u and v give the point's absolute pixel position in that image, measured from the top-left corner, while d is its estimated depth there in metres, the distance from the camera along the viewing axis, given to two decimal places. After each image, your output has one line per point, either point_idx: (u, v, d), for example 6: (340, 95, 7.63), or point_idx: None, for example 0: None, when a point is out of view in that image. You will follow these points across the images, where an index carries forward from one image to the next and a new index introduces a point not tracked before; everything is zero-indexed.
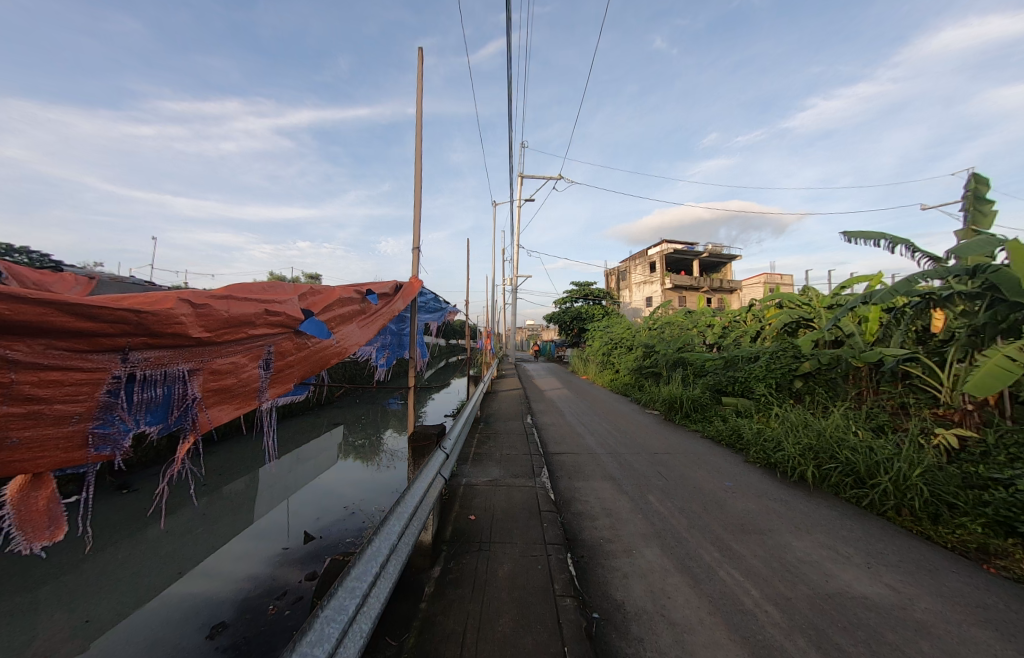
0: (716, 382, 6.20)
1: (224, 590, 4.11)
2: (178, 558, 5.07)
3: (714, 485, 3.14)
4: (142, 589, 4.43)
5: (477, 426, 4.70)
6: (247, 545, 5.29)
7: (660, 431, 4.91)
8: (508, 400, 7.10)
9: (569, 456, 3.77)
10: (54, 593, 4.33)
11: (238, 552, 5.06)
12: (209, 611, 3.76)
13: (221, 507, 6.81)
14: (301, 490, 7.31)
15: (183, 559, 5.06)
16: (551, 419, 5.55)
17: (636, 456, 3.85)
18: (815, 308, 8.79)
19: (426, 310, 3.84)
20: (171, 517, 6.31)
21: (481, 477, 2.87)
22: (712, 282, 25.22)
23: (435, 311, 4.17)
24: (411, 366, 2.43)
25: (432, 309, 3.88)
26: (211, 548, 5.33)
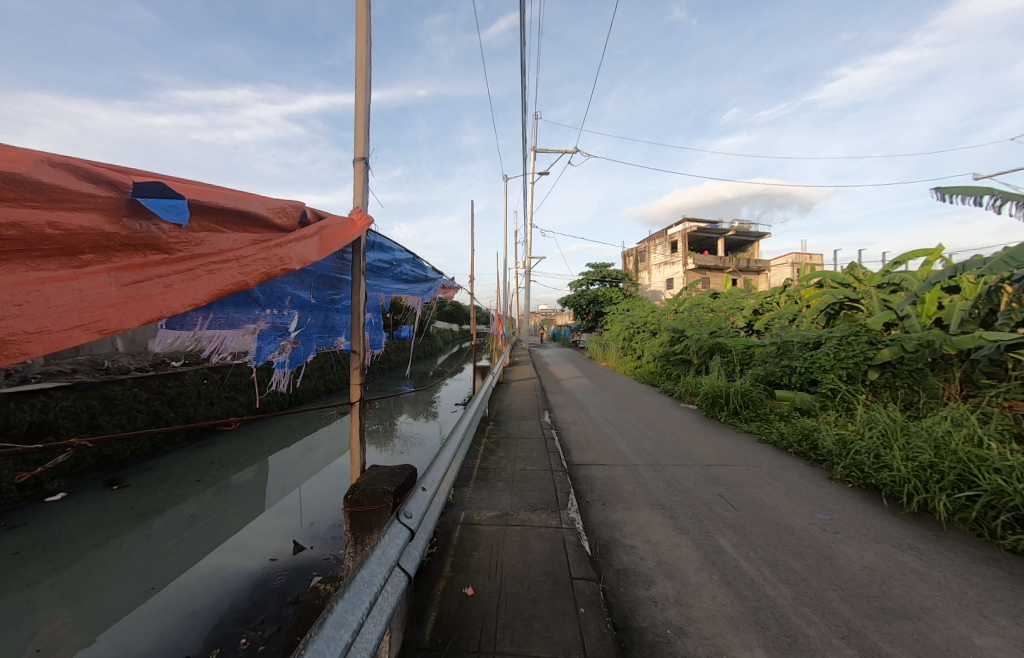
0: (766, 372, 5.22)
1: (200, 612, 3.33)
2: (167, 560, 4.44)
3: (805, 521, 2.28)
4: (114, 607, 3.58)
5: (484, 427, 3.93)
6: (244, 542, 4.62)
7: (708, 434, 4.05)
8: (523, 392, 6.35)
9: (600, 472, 2.98)
10: (32, 599, 3.85)
11: (228, 553, 4.37)
12: (202, 611, 3.34)
13: (222, 501, 6.28)
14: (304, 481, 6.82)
15: (170, 564, 4.33)
16: (572, 417, 4.74)
17: (687, 472, 3.02)
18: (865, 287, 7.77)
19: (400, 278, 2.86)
20: (166, 514, 5.80)
21: (486, 510, 2.12)
22: (739, 263, 23.68)
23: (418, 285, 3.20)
24: (359, 361, 1.65)
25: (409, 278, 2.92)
26: (206, 548, 4.63)
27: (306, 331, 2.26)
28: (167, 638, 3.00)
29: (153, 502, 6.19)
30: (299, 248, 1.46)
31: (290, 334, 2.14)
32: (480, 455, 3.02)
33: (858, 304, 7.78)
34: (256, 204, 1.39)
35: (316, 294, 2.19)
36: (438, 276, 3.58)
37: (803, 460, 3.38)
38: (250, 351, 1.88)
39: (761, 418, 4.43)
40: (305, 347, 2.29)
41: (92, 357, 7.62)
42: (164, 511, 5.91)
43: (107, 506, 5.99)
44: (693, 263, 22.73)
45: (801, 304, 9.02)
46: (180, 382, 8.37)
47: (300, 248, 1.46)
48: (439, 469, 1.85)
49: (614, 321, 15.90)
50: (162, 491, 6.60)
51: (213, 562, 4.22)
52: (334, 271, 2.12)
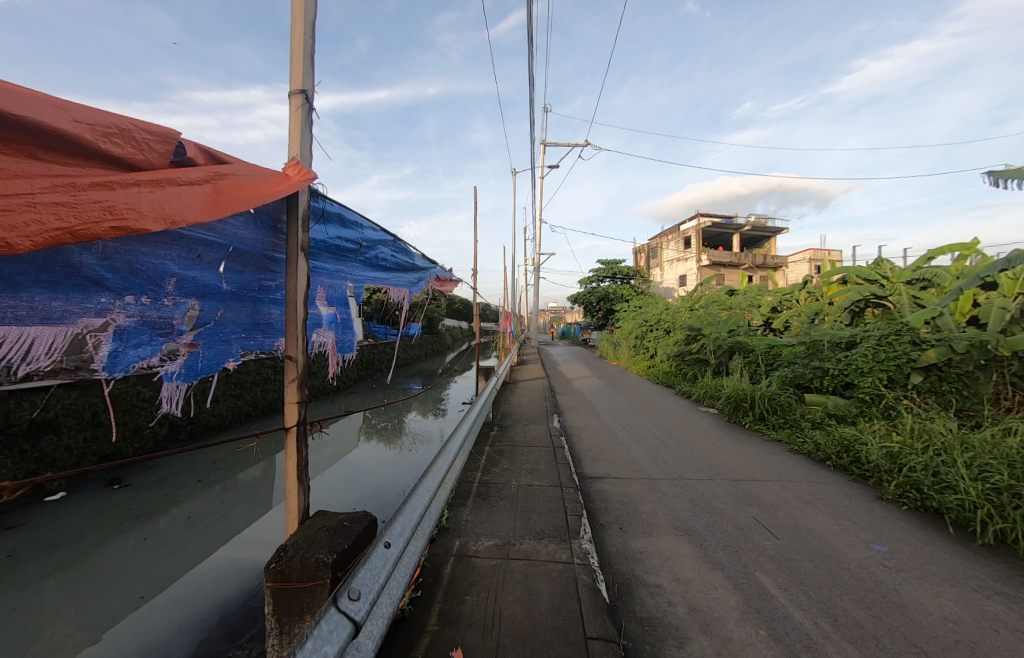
0: (794, 374, 4.79)
1: (207, 603, 3.13)
2: (162, 558, 4.27)
3: (860, 555, 1.93)
4: (109, 608, 3.33)
5: (488, 433, 3.64)
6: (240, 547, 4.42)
7: (733, 443, 3.69)
8: (530, 394, 6.06)
9: (614, 488, 2.65)
10: (32, 596, 3.74)
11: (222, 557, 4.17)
12: (215, 601, 3.15)
13: (231, 498, 6.16)
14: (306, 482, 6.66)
15: (168, 564, 4.10)
16: (583, 422, 4.39)
17: (713, 488, 2.69)
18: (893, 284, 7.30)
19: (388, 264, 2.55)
20: (168, 513, 5.66)
21: (484, 538, 1.82)
22: (755, 259, 22.93)
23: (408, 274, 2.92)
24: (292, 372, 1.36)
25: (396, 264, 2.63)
26: (207, 547, 4.44)
27: (217, 329, 1.40)
28: (163, 637, 2.75)
29: (155, 501, 6.09)
30: (153, 193, 0.92)
31: (182, 334, 1.28)
32: (481, 467, 2.71)
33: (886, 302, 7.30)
34: (54, 114, 0.86)
35: (228, 275, 1.36)
36: (428, 266, 3.28)
37: (845, 475, 2.99)
38: (94, 359, 1.05)
39: (792, 426, 4.01)
40: (218, 353, 1.42)
41: None
42: (167, 510, 5.79)
43: (108, 505, 5.90)
44: (707, 259, 22.06)
45: (821, 301, 8.56)
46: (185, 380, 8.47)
47: (157, 193, 0.92)
48: (423, 497, 1.53)
49: (626, 319, 15.49)
50: (165, 490, 6.50)
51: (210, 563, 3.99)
52: (265, 246, 1.44)
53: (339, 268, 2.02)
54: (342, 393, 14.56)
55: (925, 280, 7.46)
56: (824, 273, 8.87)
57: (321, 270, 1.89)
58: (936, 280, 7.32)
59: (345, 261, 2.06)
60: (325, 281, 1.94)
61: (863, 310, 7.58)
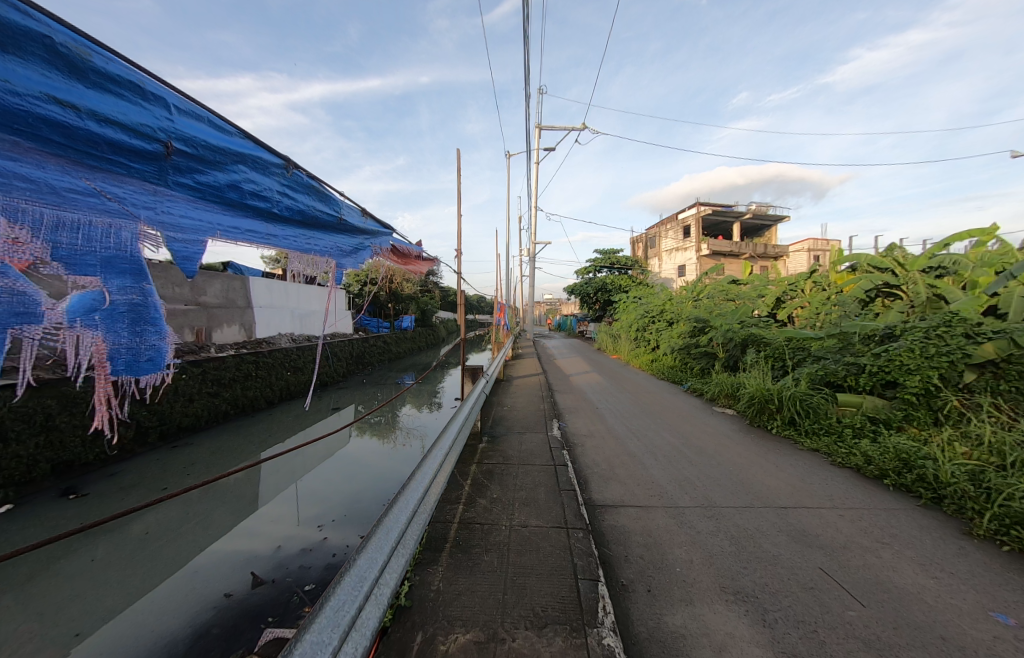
0: (824, 371, 4.26)
1: None
2: (111, 575, 3.69)
3: (987, 633, 1.39)
4: (42, 638, 2.82)
5: (478, 444, 3.08)
6: (206, 568, 3.80)
7: (765, 456, 3.14)
8: (527, 393, 5.52)
9: (631, 521, 2.10)
10: None
11: (185, 581, 3.57)
12: None
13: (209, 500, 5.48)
14: (283, 482, 6.09)
15: (121, 593, 3.41)
16: (587, 428, 3.82)
17: (755, 520, 2.15)
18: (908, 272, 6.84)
19: (243, 184, 1.99)
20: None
21: (457, 627, 1.23)
22: (756, 248, 22.44)
23: (296, 210, 2.38)
24: None
25: (256, 184, 2.04)
26: (169, 566, 3.83)
27: None
28: None
29: (111, 512, 5.46)
30: None
31: None
32: (466, 498, 2.13)
33: (899, 291, 6.86)
34: None
35: None
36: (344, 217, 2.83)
37: (911, 498, 2.46)
38: None
39: (831, 433, 3.48)
40: None
41: None
42: None
43: (57, 516, 5.28)
44: (707, 249, 21.52)
45: (828, 291, 8.07)
46: (154, 378, 8.01)
47: None
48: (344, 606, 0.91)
49: (625, 310, 14.99)
50: (121, 498, 5.87)
51: (170, 592, 3.42)
52: None
53: (121, 181, 1.56)
54: (329, 389, 13.96)
55: (941, 268, 6.91)
56: (834, 261, 8.38)
57: (33, 177, 1.34)
58: (954, 268, 6.77)
59: (144, 171, 1.60)
60: (56, 203, 1.43)
61: (874, 300, 7.15)
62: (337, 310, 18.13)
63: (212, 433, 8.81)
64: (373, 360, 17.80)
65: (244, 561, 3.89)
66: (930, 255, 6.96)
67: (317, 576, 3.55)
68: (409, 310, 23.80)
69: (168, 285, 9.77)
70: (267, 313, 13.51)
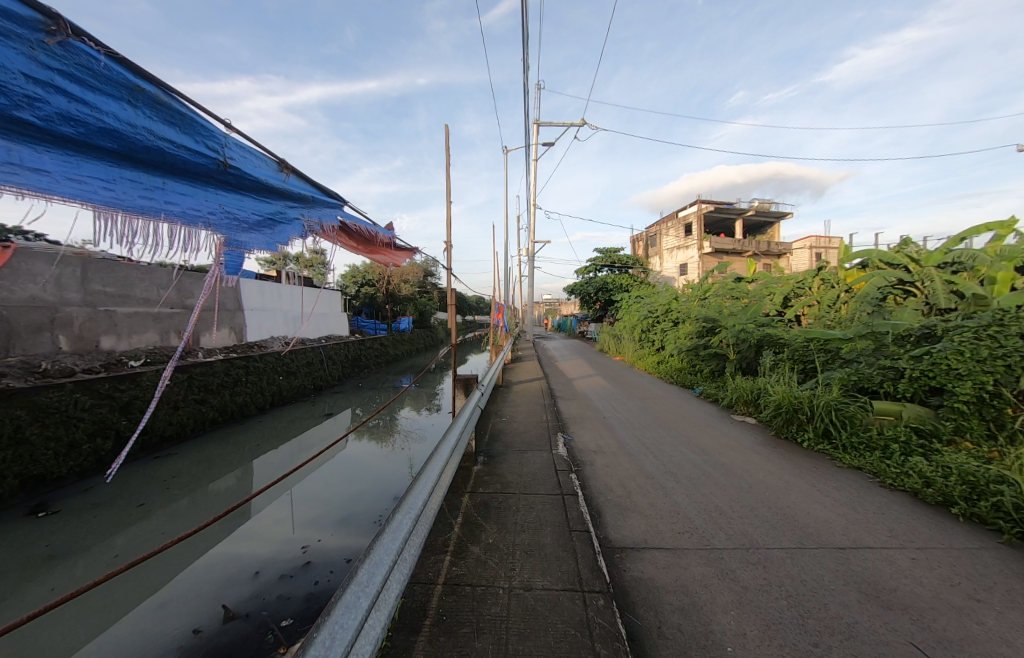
0: (856, 376, 3.85)
1: None
2: (66, 606, 3.21)
3: None
4: None
5: (473, 467, 2.66)
6: (179, 595, 3.32)
7: (805, 478, 2.72)
8: (528, 401, 5.11)
9: (658, 572, 1.68)
10: None
11: (153, 613, 3.09)
12: None
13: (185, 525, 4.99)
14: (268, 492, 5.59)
15: (73, 625, 2.96)
16: (595, 443, 3.41)
17: (812, 571, 1.74)
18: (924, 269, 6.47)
19: None
20: (102, 546, 4.63)
21: None
22: (759, 246, 22.04)
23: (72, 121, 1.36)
24: None
25: None
26: (134, 593, 3.37)
27: None
28: None
29: (79, 532, 4.99)
30: None
31: None
32: (454, 547, 1.71)
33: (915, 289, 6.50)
34: None
35: None
36: (229, 166, 1.95)
37: (992, 533, 2.05)
38: None
39: (874, 449, 3.07)
40: None
41: (28, 357, 6.66)
42: (95, 544, 4.70)
43: (18, 537, 4.79)
44: (709, 247, 21.13)
45: (839, 288, 7.69)
46: (135, 386, 7.58)
47: None
48: None
49: (627, 310, 14.59)
50: (93, 516, 5.40)
51: (127, 625, 2.94)
52: None
53: None
54: (323, 394, 13.53)
55: (958, 264, 6.51)
56: (842, 258, 8.02)
57: None
58: (971, 263, 6.37)
59: None
60: None
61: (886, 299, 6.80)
62: (332, 312, 17.69)
63: (196, 443, 8.36)
64: (369, 362, 17.41)
65: (218, 588, 3.40)
66: (944, 250, 6.60)
67: (297, 609, 3.04)
68: (406, 312, 23.36)
69: (153, 287, 9.37)
70: (258, 316, 13.10)
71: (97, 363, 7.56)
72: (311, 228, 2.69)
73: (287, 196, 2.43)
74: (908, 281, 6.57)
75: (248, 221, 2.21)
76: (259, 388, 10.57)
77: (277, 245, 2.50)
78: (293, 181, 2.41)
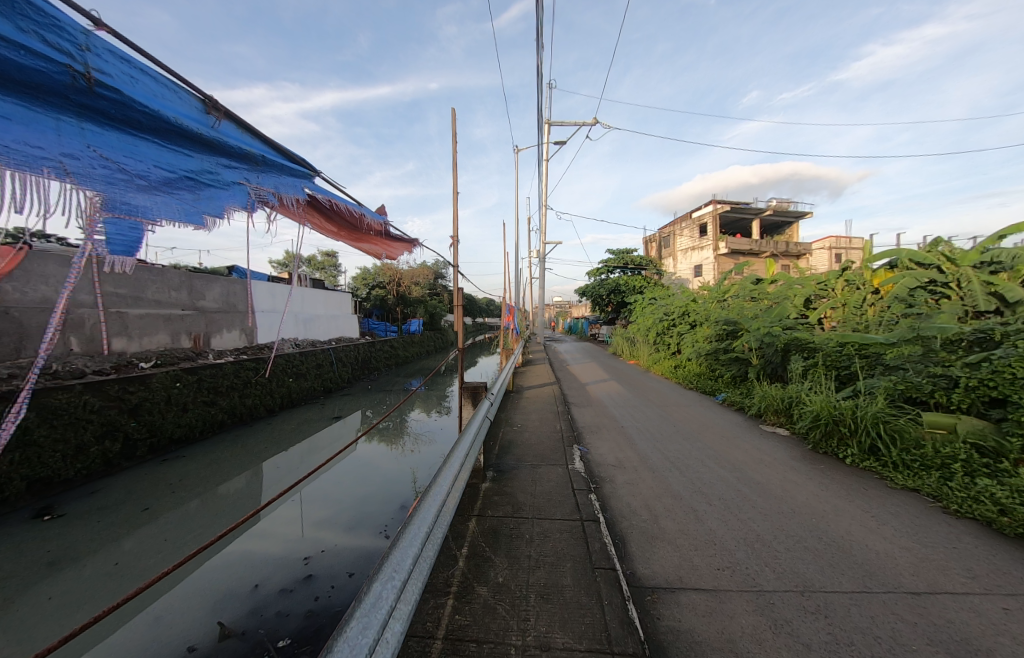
0: (902, 384, 3.47)
1: None
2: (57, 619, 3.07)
3: None
4: None
5: (482, 485, 2.41)
6: (183, 604, 3.15)
7: (859, 503, 2.39)
8: (541, 408, 4.84)
9: (698, 621, 1.40)
10: None
11: (153, 622, 2.91)
12: None
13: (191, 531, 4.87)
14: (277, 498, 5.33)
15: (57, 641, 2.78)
16: (614, 457, 3.14)
17: (888, 624, 1.42)
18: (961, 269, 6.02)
19: None
20: (104, 552, 4.47)
21: None
22: (777, 246, 21.34)
23: None
24: None
25: None
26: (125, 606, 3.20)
27: None
28: None
29: (84, 535, 4.91)
30: None
31: None
32: (458, 586, 1.47)
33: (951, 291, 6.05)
34: None
35: None
36: (101, 85, 1.28)
37: None
38: None
39: (931, 468, 2.70)
40: None
41: (39, 358, 6.70)
42: (98, 549, 4.57)
43: (23, 540, 4.72)
44: (726, 247, 20.53)
45: (866, 289, 7.23)
46: (145, 388, 7.59)
47: None
48: None
49: (641, 312, 14.20)
50: (99, 519, 5.32)
51: (111, 641, 2.72)
52: None
53: None
54: (333, 396, 13.47)
55: (997, 263, 6.04)
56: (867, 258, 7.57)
57: None
58: (1013, 262, 5.89)
59: None
60: None
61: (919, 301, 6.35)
62: (343, 314, 17.74)
63: (203, 445, 8.30)
64: (379, 364, 17.37)
65: (214, 602, 3.14)
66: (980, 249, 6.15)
67: (294, 627, 2.76)
68: (416, 314, 23.33)
69: (165, 289, 9.44)
70: (269, 317, 13.14)
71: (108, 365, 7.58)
72: (257, 194, 2.09)
73: (211, 146, 1.76)
74: (940, 282, 6.17)
75: (150, 179, 1.56)
76: (267, 390, 10.52)
77: (199, 213, 1.85)
78: (227, 129, 1.81)
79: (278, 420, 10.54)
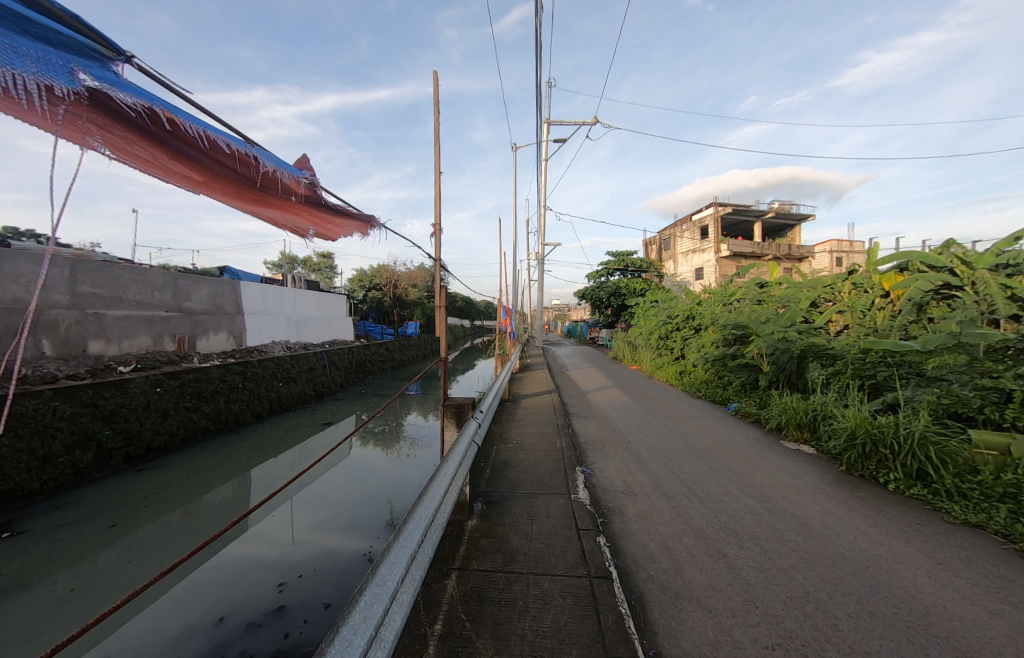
0: (945, 398, 3.06)
1: None
2: None
3: None
4: None
5: (468, 525, 2.00)
6: (185, 600, 2.89)
7: (922, 545, 2.00)
8: (541, 420, 4.45)
9: None
10: None
11: (151, 621, 2.65)
12: None
13: (159, 548, 4.43)
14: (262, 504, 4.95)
15: None
16: (622, 482, 2.73)
17: None
18: (974, 271, 5.70)
19: None
20: (55, 574, 3.99)
21: None
22: (780, 250, 21.06)
23: None
24: None
25: None
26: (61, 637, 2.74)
27: None
28: None
29: (41, 552, 4.46)
30: None
31: None
32: None
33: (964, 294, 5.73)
34: None
35: None
36: None
37: None
38: None
39: (995, 498, 2.31)
40: None
41: (6, 362, 6.26)
42: (52, 568, 4.11)
43: None
44: (728, 250, 20.23)
45: (870, 290, 6.85)
46: (122, 393, 7.15)
47: None
48: None
49: (643, 316, 13.83)
50: (56, 536, 4.84)
51: None
52: None
53: None
54: (326, 401, 13.03)
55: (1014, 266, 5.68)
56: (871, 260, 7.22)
57: None
58: None
59: None
60: None
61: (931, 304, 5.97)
62: (337, 316, 17.36)
63: (182, 453, 7.83)
64: (375, 368, 16.93)
65: (166, 625, 2.69)
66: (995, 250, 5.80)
67: None
68: (414, 316, 22.93)
69: (147, 289, 8.99)
70: (260, 319, 12.72)
71: (83, 369, 7.14)
72: None
73: None
74: (953, 285, 5.82)
75: None
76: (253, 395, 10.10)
77: None
78: None
79: (266, 427, 10.08)
